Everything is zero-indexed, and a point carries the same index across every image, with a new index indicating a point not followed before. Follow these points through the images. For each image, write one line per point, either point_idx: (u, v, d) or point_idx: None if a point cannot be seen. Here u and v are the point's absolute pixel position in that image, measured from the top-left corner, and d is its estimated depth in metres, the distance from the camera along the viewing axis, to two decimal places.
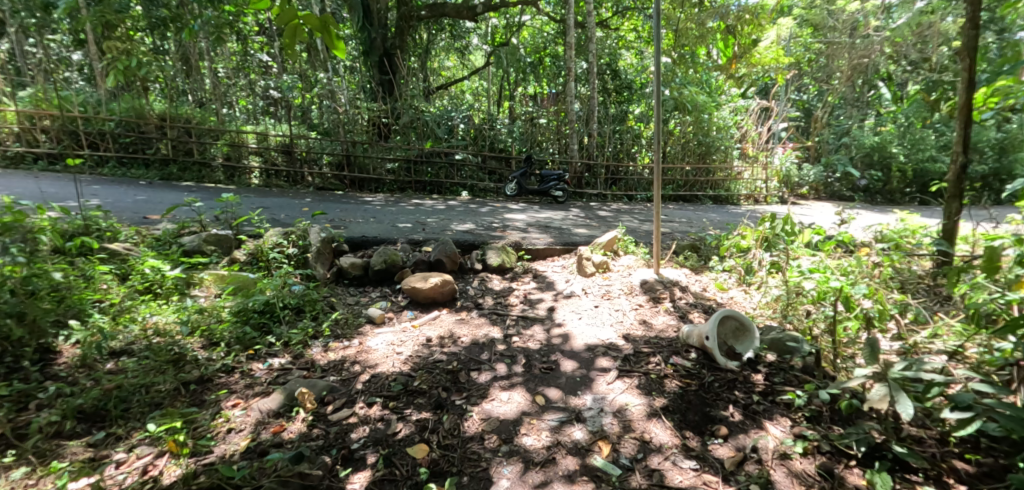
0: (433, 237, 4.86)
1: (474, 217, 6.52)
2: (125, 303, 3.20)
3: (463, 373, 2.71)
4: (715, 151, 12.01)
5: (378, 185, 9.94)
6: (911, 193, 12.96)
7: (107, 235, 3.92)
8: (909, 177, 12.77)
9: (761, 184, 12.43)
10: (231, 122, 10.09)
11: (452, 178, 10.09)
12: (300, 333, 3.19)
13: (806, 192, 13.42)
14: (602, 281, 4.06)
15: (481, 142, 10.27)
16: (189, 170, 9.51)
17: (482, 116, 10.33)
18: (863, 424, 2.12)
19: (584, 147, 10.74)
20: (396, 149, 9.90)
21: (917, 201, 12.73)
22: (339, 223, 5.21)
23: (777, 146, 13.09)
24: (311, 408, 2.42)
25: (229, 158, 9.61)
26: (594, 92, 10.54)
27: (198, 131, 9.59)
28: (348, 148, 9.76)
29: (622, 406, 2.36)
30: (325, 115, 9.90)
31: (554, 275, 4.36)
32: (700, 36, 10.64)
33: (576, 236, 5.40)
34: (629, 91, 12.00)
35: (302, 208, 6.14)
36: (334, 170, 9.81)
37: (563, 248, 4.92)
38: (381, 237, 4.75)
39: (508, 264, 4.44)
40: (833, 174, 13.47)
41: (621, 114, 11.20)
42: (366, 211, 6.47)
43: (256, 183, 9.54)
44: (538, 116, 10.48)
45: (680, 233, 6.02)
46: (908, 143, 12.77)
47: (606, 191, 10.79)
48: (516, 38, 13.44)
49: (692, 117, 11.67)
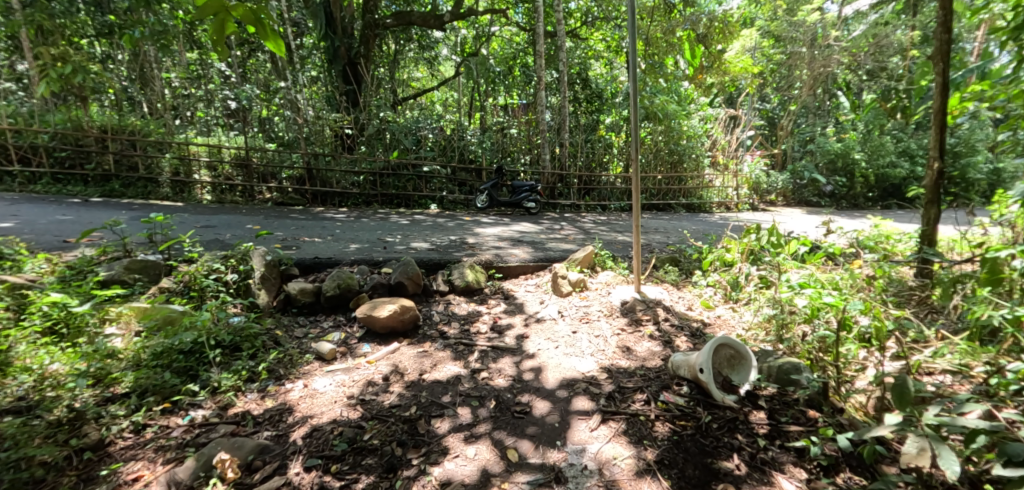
0: (394, 256, 4.43)
1: (441, 233, 6.11)
2: (18, 348, 2.71)
3: (422, 423, 2.33)
4: (688, 160, 11.92)
5: (343, 199, 9.44)
6: (874, 197, 13.48)
7: (8, 265, 3.41)
8: (872, 182, 13.20)
9: (732, 192, 12.53)
10: (182, 133, 9.45)
11: (421, 190, 9.69)
12: (231, 376, 2.77)
13: (775, 199, 13.53)
14: (579, 302, 3.72)
15: (450, 152, 9.89)
16: (133, 186, 8.85)
17: (451, 126, 9.95)
18: (886, 475, 1.83)
19: (556, 157, 10.50)
20: (360, 162, 9.45)
21: (880, 206, 13.16)
22: (292, 243, 4.76)
23: (746, 154, 13.17)
24: (233, 479, 2.02)
25: (178, 173, 8.98)
26: (565, 101, 10.32)
27: (144, 144, 8.95)
28: (309, 161, 9.24)
29: (608, 460, 2.02)
30: (285, 127, 9.42)
31: (527, 296, 4.00)
32: (669, 45, 10.65)
33: (551, 250, 5.05)
34: (601, 99, 11.76)
35: (252, 228, 5.64)
36: (295, 183, 9.30)
37: (536, 265, 4.56)
38: (335, 257, 4.30)
39: (476, 285, 4.08)
40: (801, 180, 13.63)
41: (592, 124, 11.08)
42: (324, 228, 6.00)
43: (207, 199, 8.96)
44: (508, 126, 10.24)
45: (662, 244, 5.76)
46: (870, 148, 13.13)
47: (579, 201, 10.61)
48: (485, 49, 13.25)
49: (663, 126, 11.57)
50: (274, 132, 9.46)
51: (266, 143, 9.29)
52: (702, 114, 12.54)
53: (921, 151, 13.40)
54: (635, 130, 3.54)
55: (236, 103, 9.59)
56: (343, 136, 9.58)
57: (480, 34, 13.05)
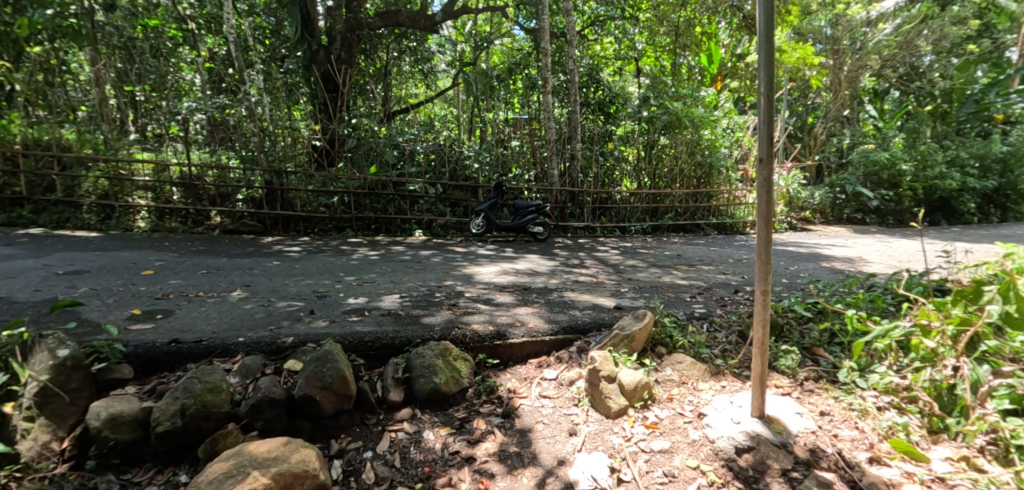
0: (320, 330, 2.66)
1: (420, 275, 4.36)
2: None
3: None
4: (717, 174, 10.10)
5: (309, 224, 7.63)
6: (921, 213, 11.49)
7: None
8: (920, 195, 11.18)
9: (766, 209, 10.70)
10: (125, 143, 7.42)
11: (405, 213, 7.93)
12: None
13: (811, 216, 11.59)
14: (650, 439, 2.00)
15: (440, 168, 8.17)
16: (48, 211, 6.92)
17: (445, 138, 8.25)
18: None
19: (565, 173, 8.77)
20: (333, 181, 7.70)
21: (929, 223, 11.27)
22: (166, 306, 3.09)
23: (780, 166, 11.40)
24: None
25: (107, 195, 7.08)
26: (577, 107, 8.54)
27: (68, 160, 7.03)
28: (270, 179, 7.47)
29: None
30: (243, 141, 7.53)
31: (543, 414, 2.24)
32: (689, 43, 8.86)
33: (577, 308, 3.29)
34: (614, 106, 9.84)
35: (135, 277, 3.92)
36: (252, 207, 7.48)
37: (559, 340, 2.79)
38: (215, 336, 2.55)
39: (453, 388, 2.35)
40: (840, 194, 11.66)
41: (604, 133, 9.24)
42: (252, 271, 4.27)
43: (141, 227, 7.07)
44: (509, 137, 8.52)
45: (732, 293, 3.97)
46: (915, 157, 11.04)
47: (593, 223, 8.87)
48: (485, 62, 11.37)
49: (686, 136, 9.59)
50: (238, 144, 7.57)
51: (226, 159, 7.45)
52: (730, 121, 10.58)
53: (973, 160, 11.34)
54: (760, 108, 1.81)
55: (204, 115, 7.59)
56: (317, 149, 7.82)
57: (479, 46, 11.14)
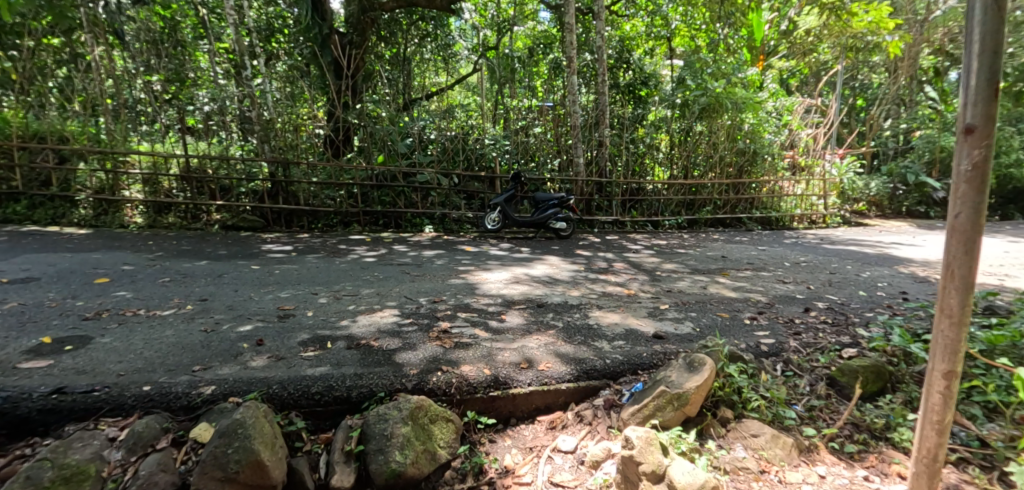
0: (257, 373, 1.98)
1: (417, 283, 3.67)
2: None
3: None
4: (760, 162, 9.01)
5: (313, 218, 6.93)
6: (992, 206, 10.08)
7: None
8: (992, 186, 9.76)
9: (817, 201, 9.51)
10: (129, 132, 6.71)
11: (415, 206, 7.23)
12: None
13: (865, 209, 10.06)
14: None
15: (455, 156, 7.42)
16: (43, 208, 6.22)
17: (462, 125, 7.48)
18: None
19: (592, 162, 7.95)
20: (340, 171, 6.98)
21: (1002, 217, 9.95)
22: (86, 332, 2.48)
23: (834, 154, 10.16)
24: None
25: (102, 189, 6.39)
26: (606, 89, 7.66)
27: (75, 153, 6.35)
28: (275, 170, 6.78)
29: None
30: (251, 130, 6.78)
31: None
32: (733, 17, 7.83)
33: (604, 336, 2.53)
34: (646, 88, 8.90)
35: (83, 289, 3.30)
36: (255, 200, 6.77)
37: (581, 387, 2.04)
38: (116, 384, 1.90)
39: (424, 470, 1.65)
40: (899, 185, 10.07)
41: (635, 116, 8.33)
42: (224, 279, 3.63)
43: (137, 224, 6.35)
44: (532, 124, 7.74)
45: (801, 313, 3.13)
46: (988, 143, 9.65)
47: (622, 217, 8.03)
48: (507, 47, 10.48)
49: (725, 121, 8.55)
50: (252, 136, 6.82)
51: (232, 149, 6.72)
52: (776, 104, 9.41)
53: None
54: (970, 41, 1.13)
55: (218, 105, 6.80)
56: (335, 140, 7.16)
57: (501, 28, 10.13)
